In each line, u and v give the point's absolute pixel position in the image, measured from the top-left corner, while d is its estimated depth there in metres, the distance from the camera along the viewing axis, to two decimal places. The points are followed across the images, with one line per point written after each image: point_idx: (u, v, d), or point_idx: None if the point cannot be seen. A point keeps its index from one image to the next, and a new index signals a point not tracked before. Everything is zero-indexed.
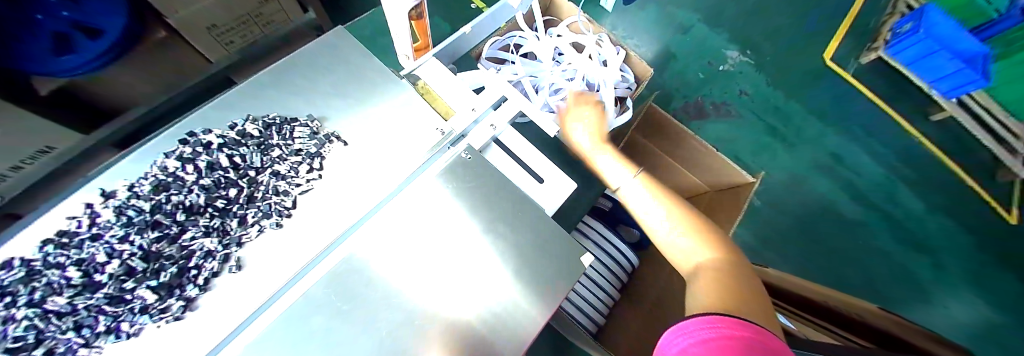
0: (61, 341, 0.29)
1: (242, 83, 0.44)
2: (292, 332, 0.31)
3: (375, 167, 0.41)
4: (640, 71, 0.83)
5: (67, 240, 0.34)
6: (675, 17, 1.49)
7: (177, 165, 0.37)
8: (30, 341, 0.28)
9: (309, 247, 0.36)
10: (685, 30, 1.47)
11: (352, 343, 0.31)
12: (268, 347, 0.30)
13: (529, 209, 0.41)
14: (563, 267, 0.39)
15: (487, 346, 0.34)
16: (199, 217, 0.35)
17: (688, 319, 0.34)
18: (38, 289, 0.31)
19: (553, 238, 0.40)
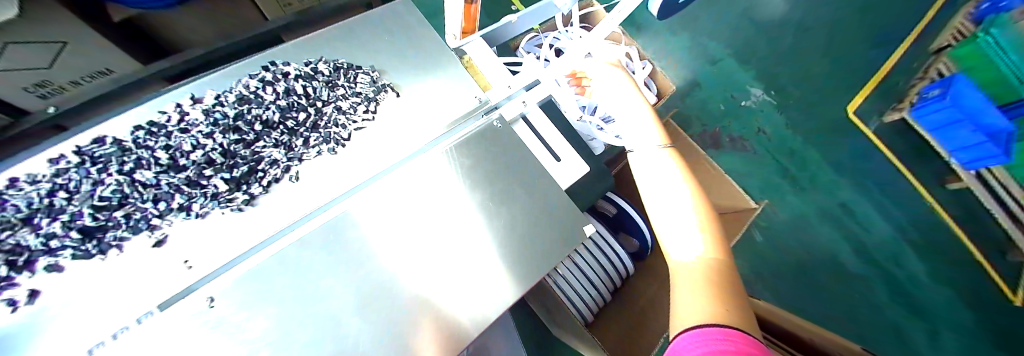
0: (141, 208, 0.36)
1: (320, 31, 0.51)
2: (336, 234, 0.38)
3: (421, 119, 0.47)
4: (662, 87, 0.89)
5: (155, 129, 0.40)
6: (707, 48, 1.53)
7: (258, 86, 0.44)
8: (114, 203, 0.36)
9: (359, 174, 0.42)
10: (713, 62, 1.52)
11: (386, 250, 0.38)
12: (319, 239, 0.37)
13: (545, 178, 0.46)
14: (567, 234, 0.44)
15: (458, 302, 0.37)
16: (272, 131, 0.42)
17: (701, 331, 0.28)
18: (128, 163, 0.38)
19: (563, 209, 0.45)
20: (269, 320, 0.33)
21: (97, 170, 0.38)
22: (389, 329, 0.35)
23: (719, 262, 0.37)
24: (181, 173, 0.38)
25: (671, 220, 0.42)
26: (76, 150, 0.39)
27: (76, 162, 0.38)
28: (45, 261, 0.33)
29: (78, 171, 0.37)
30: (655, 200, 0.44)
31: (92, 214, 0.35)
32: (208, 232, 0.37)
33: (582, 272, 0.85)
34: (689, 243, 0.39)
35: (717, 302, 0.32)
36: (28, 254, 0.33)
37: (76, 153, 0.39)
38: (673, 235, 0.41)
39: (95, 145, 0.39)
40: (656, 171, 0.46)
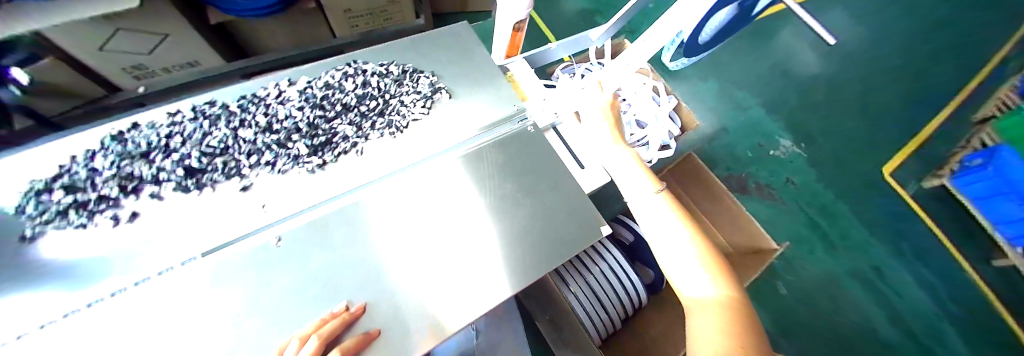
0: (234, 159, 0.44)
1: (395, 41, 0.61)
2: (387, 202, 0.44)
3: (467, 117, 0.55)
4: (686, 122, 0.93)
5: (257, 100, 0.50)
6: (733, 96, 1.58)
7: (342, 78, 0.54)
8: (217, 151, 0.45)
9: (412, 156, 0.49)
10: (739, 110, 1.55)
11: (427, 221, 0.44)
12: (372, 204, 0.44)
13: (570, 181, 0.51)
14: (584, 232, 0.48)
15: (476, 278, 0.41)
16: (347, 113, 0.51)
17: None
18: (232, 123, 0.47)
19: (583, 209, 0.49)
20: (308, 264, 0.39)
21: (207, 124, 0.47)
22: (419, 287, 0.39)
23: (734, 299, 0.36)
24: (272, 135, 0.46)
25: (677, 259, 0.40)
26: (193, 107, 0.48)
27: (190, 116, 0.48)
28: (149, 190, 0.41)
29: (192, 124, 0.47)
30: (656, 239, 0.42)
31: (197, 158, 0.43)
32: (277, 184, 0.44)
33: (591, 288, 0.83)
34: (696, 278, 0.38)
35: (738, 340, 0.31)
36: (140, 181, 0.42)
37: (190, 109, 0.48)
38: (683, 274, 0.39)
39: (207, 106, 0.49)
40: (653, 214, 0.43)
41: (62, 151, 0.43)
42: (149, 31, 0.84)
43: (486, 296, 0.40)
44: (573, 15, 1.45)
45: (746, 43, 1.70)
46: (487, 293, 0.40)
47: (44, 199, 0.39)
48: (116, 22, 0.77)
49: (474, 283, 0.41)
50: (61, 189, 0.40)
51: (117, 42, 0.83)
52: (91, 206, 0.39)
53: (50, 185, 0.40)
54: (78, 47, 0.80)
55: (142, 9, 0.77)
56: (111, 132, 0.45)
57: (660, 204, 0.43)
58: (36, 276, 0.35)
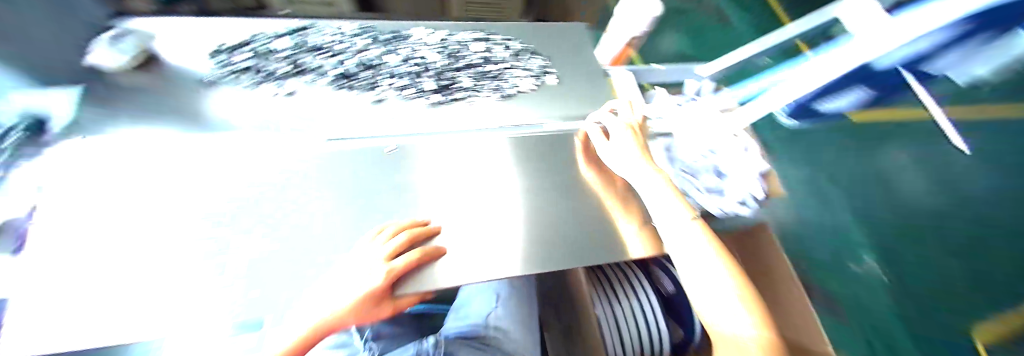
0: (378, 76, 0.52)
1: (522, 24, 0.67)
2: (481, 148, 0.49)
3: (567, 103, 0.58)
4: None
5: (402, 36, 0.59)
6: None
7: (472, 39, 0.61)
8: (364, 65, 0.53)
9: (511, 121, 0.54)
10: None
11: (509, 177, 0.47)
12: (468, 146, 0.48)
13: None
14: None
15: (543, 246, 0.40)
16: (469, 68, 0.57)
17: None
18: (380, 48, 0.56)
19: None
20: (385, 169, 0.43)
21: (362, 43, 0.56)
22: None
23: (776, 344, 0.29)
24: (408, 67, 0.54)
25: (711, 296, 0.33)
26: (355, 28, 0.58)
27: (350, 33, 0.57)
28: (313, 77, 0.51)
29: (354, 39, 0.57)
30: (692, 280, 0.35)
31: (355, 65, 0.52)
32: (390, 104, 0.51)
33: (616, 320, 0.77)
34: (734, 318, 0.31)
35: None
36: (308, 69, 0.51)
37: (353, 27, 0.58)
38: (718, 312, 0.32)
39: (365, 30, 0.58)
40: (691, 249, 0.36)
41: (248, 27, 0.55)
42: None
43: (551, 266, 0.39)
44: (672, 57, 1.44)
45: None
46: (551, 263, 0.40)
47: (231, 58, 0.51)
48: None
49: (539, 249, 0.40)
50: (245, 54, 0.52)
51: None
52: (264, 74, 0.50)
53: (235, 48, 0.52)
54: None
55: None
56: (291, 25, 0.57)
57: (695, 232, 0.37)
58: (205, 114, 0.46)
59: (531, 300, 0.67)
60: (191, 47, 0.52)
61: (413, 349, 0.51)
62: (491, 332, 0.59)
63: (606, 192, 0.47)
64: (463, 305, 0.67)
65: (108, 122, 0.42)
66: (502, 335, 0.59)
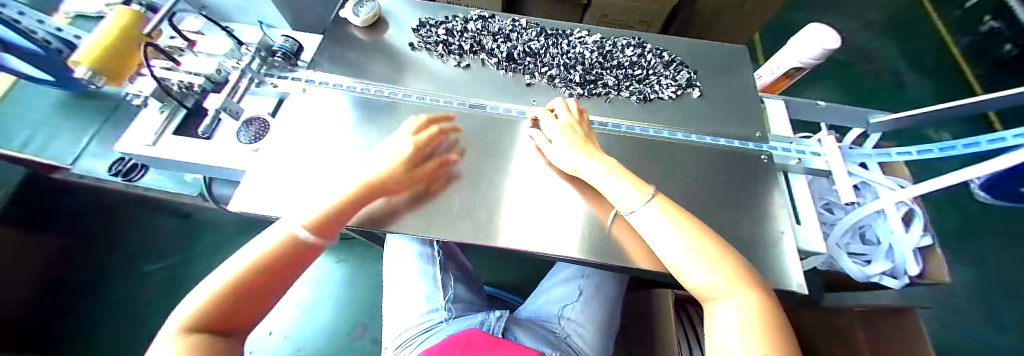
0: (535, 65, 0.59)
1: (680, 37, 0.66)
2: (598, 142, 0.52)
3: (706, 119, 0.56)
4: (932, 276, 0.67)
5: (561, 32, 0.64)
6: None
7: (624, 43, 0.63)
8: (525, 53, 0.60)
9: (643, 124, 0.55)
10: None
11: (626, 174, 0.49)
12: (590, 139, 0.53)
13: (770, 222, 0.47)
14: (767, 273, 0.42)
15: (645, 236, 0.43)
16: (615, 69, 0.59)
17: None
18: (541, 40, 0.62)
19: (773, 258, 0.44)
20: (491, 142, 0.52)
21: (527, 33, 0.63)
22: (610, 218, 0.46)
23: (751, 295, 0.28)
24: (560, 60, 0.60)
25: (675, 260, 0.33)
26: (524, 19, 0.65)
27: (519, 23, 0.64)
28: (484, 57, 0.60)
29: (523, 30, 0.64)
30: (656, 247, 0.35)
31: (519, 52, 0.60)
32: (537, 89, 0.58)
33: None
34: (697, 272, 0.31)
35: (774, 341, 0.24)
36: (482, 50, 0.61)
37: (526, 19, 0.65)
38: (685, 270, 0.32)
39: (532, 22, 0.65)
40: (650, 229, 0.35)
41: (443, 8, 0.67)
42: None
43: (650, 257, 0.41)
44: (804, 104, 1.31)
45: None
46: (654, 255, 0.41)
47: (430, 30, 0.62)
48: None
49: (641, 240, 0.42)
50: (440, 29, 0.62)
51: None
52: (450, 47, 0.60)
53: (434, 23, 0.63)
54: None
55: None
56: (476, 11, 0.66)
57: (654, 213, 0.35)
58: (399, 77, 0.58)
59: (612, 309, 0.61)
60: (400, 16, 0.65)
61: (479, 319, 0.53)
62: (563, 325, 0.56)
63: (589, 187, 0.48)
64: (541, 291, 0.66)
65: (343, 67, 0.58)
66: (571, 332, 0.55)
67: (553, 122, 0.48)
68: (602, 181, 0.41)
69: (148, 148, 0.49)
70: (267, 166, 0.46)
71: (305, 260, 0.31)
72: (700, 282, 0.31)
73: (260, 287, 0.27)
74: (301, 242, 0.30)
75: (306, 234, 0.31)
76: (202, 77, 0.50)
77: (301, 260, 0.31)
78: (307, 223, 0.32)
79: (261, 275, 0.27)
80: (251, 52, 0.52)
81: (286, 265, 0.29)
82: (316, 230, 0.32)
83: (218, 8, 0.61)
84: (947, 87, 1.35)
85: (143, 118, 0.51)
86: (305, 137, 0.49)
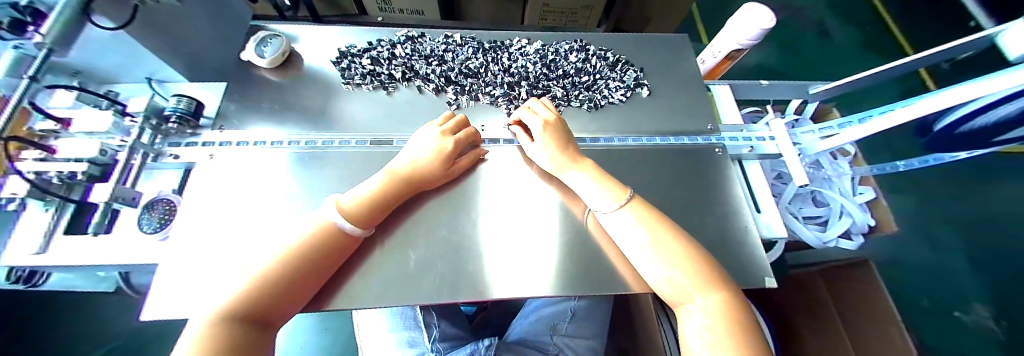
0: (477, 86, 0.56)
1: (623, 33, 0.64)
2: None
3: (658, 117, 0.55)
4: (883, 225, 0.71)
5: (500, 47, 0.61)
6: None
7: (567, 49, 0.60)
8: (465, 74, 0.57)
9: (596, 133, 0.53)
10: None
11: None
12: None
13: (734, 222, 0.47)
14: (738, 275, 0.42)
15: (613, 265, 0.44)
16: (562, 78, 0.57)
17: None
18: (480, 58, 0.59)
19: (744, 259, 0.44)
20: (456, 181, 0.49)
21: (464, 51, 0.59)
22: (576, 246, 0.45)
23: (714, 285, 0.34)
24: (503, 77, 0.57)
25: (645, 255, 0.38)
26: (460, 36, 0.62)
27: (454, 42, 0.61)
28: (420, 84, 0.56)
29: (460, 48, 0.60)
30: (627, 248, 0.40)
31: (458, 74, 0.57)
32: (484, 113, 0.55)
33: None
34: (658, 263, 0.37)
35: (732, 322, 0.31)
36: (416, 76, 0.57)
37: (461, 34, 0.62)
38: (648, 265, 0.38)
39: (469, 39, 0.62)
40: (624, 233, 0.40)
41: (369, 36, 0.62)
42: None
43: (615, 283, 0.42)
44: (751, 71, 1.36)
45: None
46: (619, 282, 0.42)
47: (352, 61, 0.57)
48: None
49: (611, 271, 0.43)
50: (365, 59, 0.57)
51: None
52: (380, 78, 0.56)
53: (356, 52, 0.58)
54: None
55: None
56: (403, 31, 0.62)
57: (630, 219, 0.40)
58: (332, 119, 0.53)
59: (601, 333, 0.62)
60: (316, 47, 0.59)
61: (467, 349, 0.48)
62: (556, 343, 0.56)
63: (550, 179, 0.51)
64: (526, 312, 0.65)
65: (259, 118, 0.51)
66: (566, 348, 0.56)
67: (534, 116, 0.48)
68: (573, 183, 0.45)
69: (35, 257, 0.40)
70: (178, 259, 0.39)
71: (342, 249, 0.36)
72: (672, 286, 0.35)
73: (296, 279, 0.31)
74: (336, 229, 0.35)
75: (347, 224, 0.36)
76: (85, 163, 0.43)
77: (337, 250, 0.36)
78: (343, 208, 0.37)
79: (308, 262, 0.32)
80: (139, 123, 0.45)
81: (329, 246, 0.35)
82: (352, 218, 0.37)
83: (90, 71, 0.52)
84: (874, 31, 1.43)
85: (22, 222, 0.43)
86: (221, 214, 0.42)
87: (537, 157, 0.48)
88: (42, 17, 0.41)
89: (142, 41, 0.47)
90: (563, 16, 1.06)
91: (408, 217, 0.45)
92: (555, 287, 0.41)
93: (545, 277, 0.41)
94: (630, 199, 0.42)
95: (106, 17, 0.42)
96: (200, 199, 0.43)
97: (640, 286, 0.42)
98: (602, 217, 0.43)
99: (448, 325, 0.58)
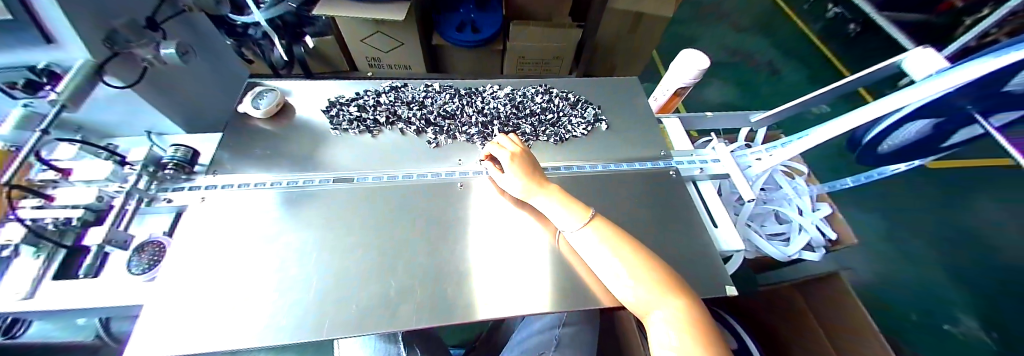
0: (454, 126, 0.63)
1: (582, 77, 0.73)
2: None
3: (618, 147, 0.62)
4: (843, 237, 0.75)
5: (473, 92, 0.69)
6: (899, 232, 1.17)
7: (533, 91, 0.68)
8: (443, 117, 0.64)
9: (562, 163, 0.59)
10: (906, 256, 1.12)
11: None
12: None
13: (690, 238, 0.51)
14: (699, 286, 0.45)
15: (583, 283, 0.47)
16: (530, 116, 0.64)
17: None
18: (456, 102, 0.66)
19: (703, 272, 0.47)
20: (434, 210, 0.53)
21: (442, 97, 0.67)
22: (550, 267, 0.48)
23: (675, 295, 0.37)
24: (477, 118, 0.63)
25: (609, 273, 0.41)
26: (438, 85, 0.69)
27: (433, 89, 0.68)
28: (402, 127, 0.62)
29: (438, 94, 0.68)
30: (594, 265, 0.43)
31: (436, 116, 0.63)
32: (461, 150, 0.61)
33: None
34: (621, 278, 0.40)
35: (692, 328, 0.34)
36: (399, 120, 0.63)
37: (439, 83, 0.70)
38: (615, 282, 0.40)
39: (447, 87, 0.69)
40: (591, 251, 0.43)
41: (357, 87, 0.69)
42: (394, 38, 1.05)
43: (586, 300, 0.44)
44: (715, 102, 1.49)
45: (938, 185, 1.30)
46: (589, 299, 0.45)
47: (341, 109, 0.63)
48: (380, 28, 1.02)
49: (582, 290, 0.46)
50: (352, 107, 0.64)
51: (373, 39, 1.07)
52: (365, 123, 0.62)
53: (345, 101, 0.65)
54: (349, 38, 1.06)
55: (399, 25, 1.00)
56: (387, 82, 0.70)
57: (592, 236, 0.44)
58: (320, 161, 0.57)
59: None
60: (309, 98, 0.65)
61: None
62: None
63: (523, 205, 0.55)
64: (513, 344, 0.67)
65: (250, 162, 0.56)
66: None
67: (502, 150, 0.53)
68: (542, 208, 0.49)
69: (19, 303, 0.41)
70: (163, 297, 0.40)
71: None
72: (637, 299, 0.38)
73: None
74: None
75: None
76: (81, 209, 0.46)
77: None
78: None
79: None
80: (137, 170, 0.48)
81: None
82: None
83: (92, 125, 0.56)
84: (817, 67, 1.63)
85: (8, 270, 0.44)
86: (210, 253, 0.45)
87: (510, 186, 0.52)
88: (57, 78, 0.44)
89: (147, 99, 0.52)
90: (538, 66, 1.18)
91: (388, 247, 0.48)
92: (526, 306, 0.43)
93: (517, 296, 0.44)
94: (593, 218, 0.46)
95: (116, 77, 0.47)
96: (189, 239, 0.46)
97: (610, 302, 0.44)
98: (569, 238, 0.46)
99: None
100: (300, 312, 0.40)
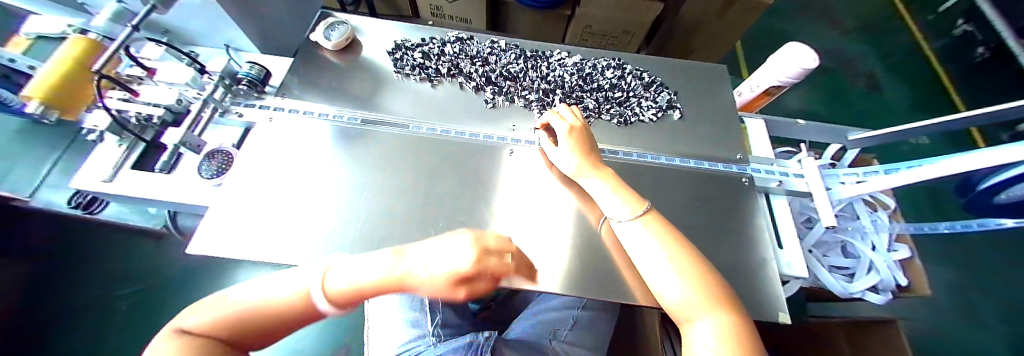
0: (515, 89, 0.60)
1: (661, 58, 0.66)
2: None
3: (686, 141, 0.56)
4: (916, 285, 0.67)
5: (540, 55, 0.64)
6: (969, 293, 1.04)
7: (604, 64, 0.63)
8: (504, 77, 0.61)
9: (624, 147, 0.55)
10: (971, 322, 1.00)
11: None
12: None
13: (753, 253, 0.46)
14: (754, 305, 0.41)
15: (621, 277, 0.44)
16: (596, 91, 0.59)
17: None
18: (521, 64, 0.62)
19: (761, 290, 0.43)
20: (477, 172, 0.51)
21: (507, 56, 0.63)
22: (587, 252, 0.45)
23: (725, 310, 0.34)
24: (540, 84, 0.60)
25: (655, 272, 0.38)
26: (505, 43, 0.66)
27: (499, 46, 0.65)
28: (462, 81, 0.60)
29: (503, 52, 0.64)
30: (639, 260, 0.40)
31: (499, 75, 0.60)
32: (517, 114, 0.58)
33: None
34: (667, 280, 0.36)
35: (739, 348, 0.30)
36: (460, 73, 0.61)
37: (506, 41, 0.66)
38: (659, 282, 0.37)
39: (513, 46, 0.66)
40: (640, 246, 0.40)
41: (424, 32, 0.67)
42: None
43: (620, 294, 0.42)
44: (790, 111, 1.33)
45: None
46: (625, 293, 0.42)
47: (405, 53, 0.62)
48: None
49: (618, 282, 0.43)
50: (416, 52, 0.62)
51: None
52: (427, 71, 0.60)
53: (410, 46, 0.63)
54: None
55: None
56: (454, 33, 0.66)
57: (644, 231, 0.40)
58: (376, 102, 0.57)
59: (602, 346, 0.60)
60: (375, 37, 0.64)
61: (468, 338, 0.50)
62: (554, 348, 0.55)
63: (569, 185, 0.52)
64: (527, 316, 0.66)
65: (312, 91, 0.56)
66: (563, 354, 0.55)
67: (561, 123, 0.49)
68: (592, 191, 0.46)
69: (103, 184, 0.45)
70: (223, 203, 0.42)
71: None
72: (679, 304, 0.35)
73: None
74: None
75: None
76: (162, 108, 0.49)
77: None
78: None
79: None
80: (214, 81, 0.50)
81: None
82: None
83: (176, 31, 0.59)
84: (923, 93, 1.40)
85: (97, 152, 0.48)
86: (265, 172, 0.46)
87: (561, 162, 0.49)
88: None
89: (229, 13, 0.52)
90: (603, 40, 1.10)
91: (428, 200, 0.47)
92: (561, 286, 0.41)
93: (548, 272, 0.42)
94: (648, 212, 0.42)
95: None
96: (247, 156, 0.47)
97: (646, 300, 0.42)
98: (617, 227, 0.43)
99: (451, 314, 0.59)
100: (339, 243, 0.41)
